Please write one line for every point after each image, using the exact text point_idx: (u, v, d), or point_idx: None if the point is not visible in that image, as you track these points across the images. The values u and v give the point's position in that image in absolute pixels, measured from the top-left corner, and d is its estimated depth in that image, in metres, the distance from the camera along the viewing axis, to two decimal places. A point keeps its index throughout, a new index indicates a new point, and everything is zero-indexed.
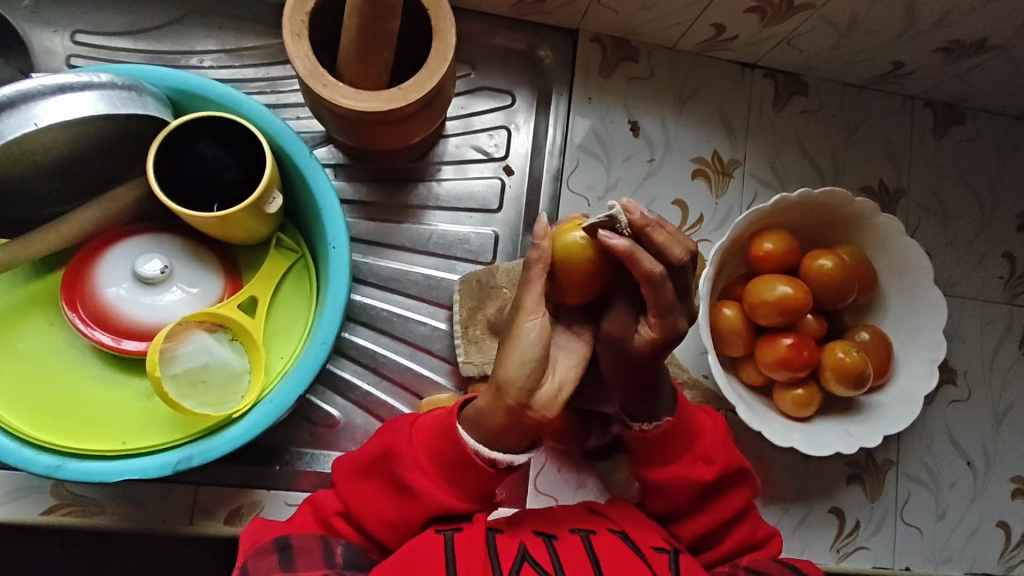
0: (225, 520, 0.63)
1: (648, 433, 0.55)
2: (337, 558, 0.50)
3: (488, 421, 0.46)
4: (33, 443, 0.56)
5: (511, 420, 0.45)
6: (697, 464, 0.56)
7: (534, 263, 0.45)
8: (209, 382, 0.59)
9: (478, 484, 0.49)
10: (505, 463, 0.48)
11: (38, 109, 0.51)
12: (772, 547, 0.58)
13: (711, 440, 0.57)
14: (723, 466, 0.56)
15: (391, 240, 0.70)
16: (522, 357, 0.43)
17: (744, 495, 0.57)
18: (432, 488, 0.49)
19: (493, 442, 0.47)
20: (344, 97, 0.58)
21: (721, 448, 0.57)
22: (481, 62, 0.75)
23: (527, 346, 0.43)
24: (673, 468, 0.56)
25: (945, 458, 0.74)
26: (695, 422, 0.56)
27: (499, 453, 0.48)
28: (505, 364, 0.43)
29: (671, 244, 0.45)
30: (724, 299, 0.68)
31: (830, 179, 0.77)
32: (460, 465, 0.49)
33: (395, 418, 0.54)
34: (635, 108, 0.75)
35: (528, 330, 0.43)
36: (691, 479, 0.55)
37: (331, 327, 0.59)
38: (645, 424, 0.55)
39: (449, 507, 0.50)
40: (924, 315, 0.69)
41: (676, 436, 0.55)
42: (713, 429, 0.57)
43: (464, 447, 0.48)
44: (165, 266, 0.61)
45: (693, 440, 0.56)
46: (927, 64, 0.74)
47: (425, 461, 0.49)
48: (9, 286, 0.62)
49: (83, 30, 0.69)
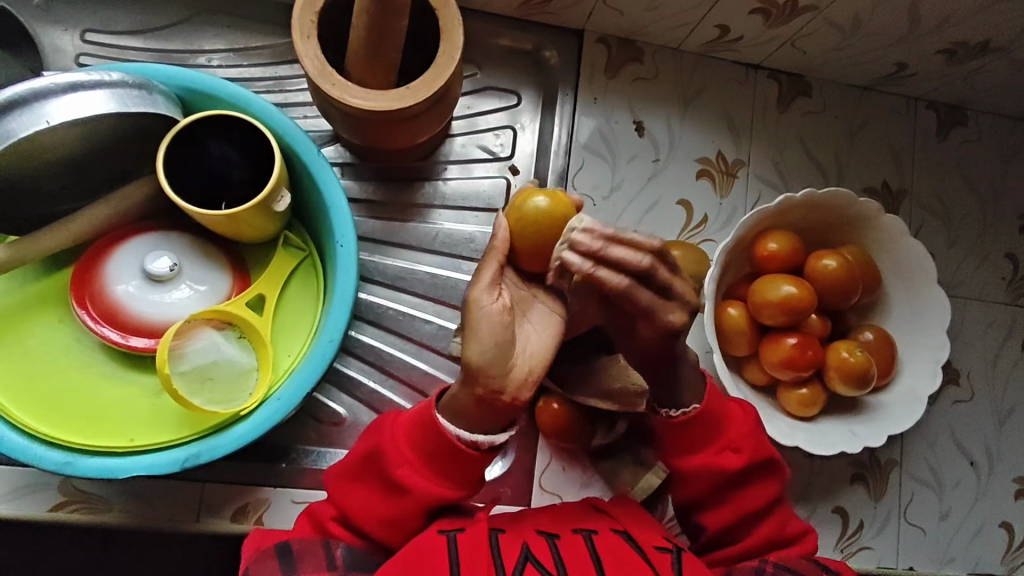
0: (232, 518, 0.63)
1: (675, 419, 0.55)
2: (338, 560, 0.50)
3: (463, 404, 0.46)
4: (42, 440, 0.56)
5: (480, 401, 0.45)
6: (724, 453, 0.56)
7: (491, 255, 0.45)
8: (218, 379, 0.59)
9: (463, 470, 0.49)
10: (487, 443, 0.48)
11: (49, 107, 0.52)
12: (802, 543, 0.58)
13: (738, 430, 0.56)
14: (751, 456, 0.56)
15: (397, 239, 0.71)
16: (482, 337, 0.42)
17: (773, 486, 0.57)
18: (423, 481, 0.50)
19: (473, 426, 0.47)
20: (353, 96, 0.58)
21: (748, 438, 0.56)
22: (487, 62, 0.75)
23: (484, 330, 0.42)
24: (698, 457, 0.56)
25: (948, 459, 0.74)
26: (723, 412, 0.56)
27: (479, 435, 0.48)
28: (468, 352, 0.43)
29: (634, 254, 0.43)
30: (729, 299, 0.69)
31: (834, 180, 0.78)
32: (440, 451, 0.49)
33: (378, 417, 0.54)
34: (640, 108, 0.75)
35: (483, 314, 0.43)
36: (719, 469, 0.56)
37: (339, 324, 0.59)
38: (672, 410, 0.55)
39: (441, 498, 0.50)
40: (927, 315, 0.69)
41: (703, 424, 0.55)
42: (740, 417, 0.57)
43: (445, 432, 0.48)
44: (173, 263, 0.62)
45: (721, 429, 0.56)
46: (930, 65, 0.75)
47: (410, 455, 0.50)
48: (18, 283, 0.62)
49: (92, 29, 0.70)
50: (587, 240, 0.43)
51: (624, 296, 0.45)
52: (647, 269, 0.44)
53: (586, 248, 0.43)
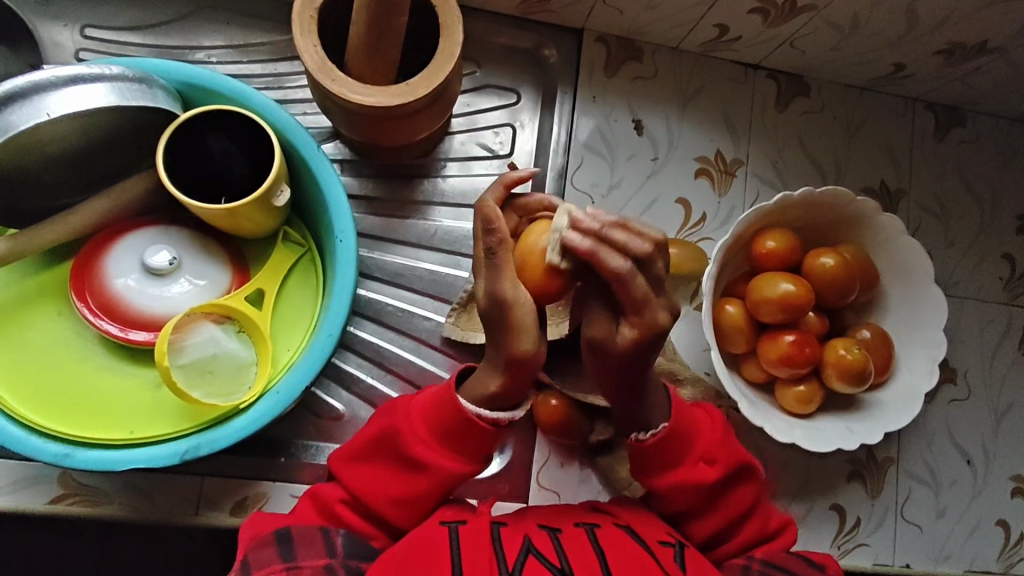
0: (230, 511, 0.63)
1: (646, 443, 0.55)
2: (337, 547, 0.50)
3: (499, 388, 0.50)
4: (38, 431, 0.56)
5: (520, 379, 0.50)
6: (700, 466, 0.56)
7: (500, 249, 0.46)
8: (217, 372, 0.60)
9: (476, 445, 0.51)
10: (507, 420, 0.51)
11: (50, 99, 0.52)
12: (785, 537, 0.59)
13: (709, 441, 0.56)
14: (727, 465, 0.56)
15: (396, 235, 0.71)
16: (528, 328, 0.47)
17: (752, 490, 0.58)
18: (438, 459, 0.51)
19: (494, 402, 0.51)
20: (353, 92, 0.58)
21: (723, 448, 0.57)
22: (487, 61, 0.75)
23: (529, 322, 0.47)
24: (674, 475, 0.55)
25: (945, 457, 0.74)
26: (692, 424, 0.56)
27: (500, 411, 0.51)
28: (517, 343, 0.48)
29: (631, 237, 0.45)
30: (727, 296, 0.69)
31: (832, 179, 0.78)
32: (457, 430, 0.51)
33: (390, 400, 0.55)
34: (639, 107, 0.76)
35: (524, 310, 0.47)
36: (697, 482, 0.55)
37: (337, 319, 0.59)
38: (642, 434, 0.55)
39: (453, 473, 0.52)
40: (924, 313, 0.70)
41: (673, 442, 0.55)
42: (710, 429, 0.57)
43: (466, 412, 0.50)
44: (173, 257, 0.62)
45: (693, 442, 0.56)
46: (927, 66, 0.75)
47: (424, 433, 0.51)
48: (17, 276, 0.62)
49: (92, 24, 0.70)
50: (589, 219, 0.46)
51: (620, 282, 0.45)
52: (647, 255, 0.45)
53: (587, 228, 0.46)
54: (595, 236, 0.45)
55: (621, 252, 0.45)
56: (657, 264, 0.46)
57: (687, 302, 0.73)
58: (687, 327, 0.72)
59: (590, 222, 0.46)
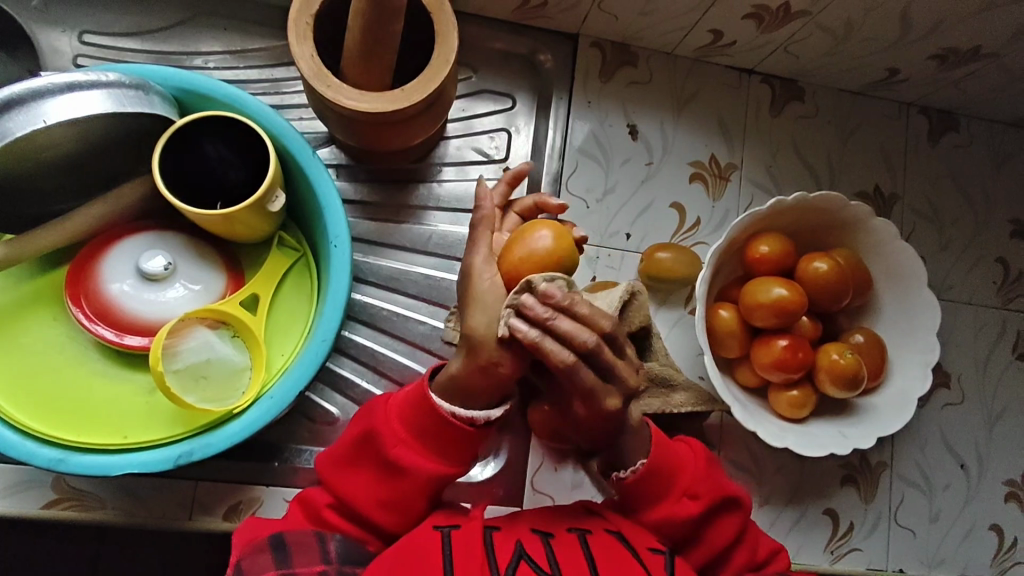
0: (224, 516, 0.64)
1: (626, 480, 0.56)
2: (331, 554, 0.50)
3: (464, 380, 0.51)
4: (33, 436, 0.56)
5: (483, 371, 0.50)
6: (683, 501, 0.56)
7: (482, 224, 0.53)
8: (212, 376, 0.60)
9: (458, 445, 0.52)
10: (482, 419, 0.52)
11: (46, 107, 0.52)
12: (777, 563, 0.58)
13: (693, 474, 0.57)
14: (711, 498, 0.56)
15: (392, 240, 0.71)
16: (488, 311, 0.50)
17: (738, 521, 0.57)
18: (419, 458, 0.52)
19: (462, 399, 0.52)
20: (349, 98, 0.58)
21: (706, 482, 0.57)
22: (483, 66, 0.76)
23: (490, 306, 0.50)
24: (659, 509, 0.56)
25: (938, 461, 0.75)
26: (676, 460, 0.56)
27: (476, 411, 0.52)
28: (472, 324, 0.50)
29: (577, 329, 0.48)
30: (721, 301, 0.69)
31: (826, 184, 0.78)
32: (438, 428, 0.51)
33: (370, 400, 0.56)
34: (634, 112, 0.76)
35: (487, 295, 0.50)
36: (680, 516, 0.55)
37: (332, 324, 0.59)
38: (623, 472, 0.56)
39: (436, 475, 0.52)
40: (917, 319, 0.70)
41: (654, 478, 0.55)
42: (694, 462, 0.57)
43: (440, 409, 0.51)
44: (168, 262, 0.62)
45: (676, 477, 0.56)
46: (921, 71, 0.75)
47: (405, 433, 0.52)
48: (14, 281, 0.63)
49: (90, 30, 0.70)
50: (539, 306, 0.48)
51: (566, 373, 0.49)
52: (591, 349, 0.49)
53: (534, 316, 0.47)
54: (542, 327, 0.48)
55: (567, 344, 0.48)
56: (602, 355, 0.50)
57: (680, 307, 0.73)
58: (680, 331, 0.72)
59: (543, 312, 0.47)
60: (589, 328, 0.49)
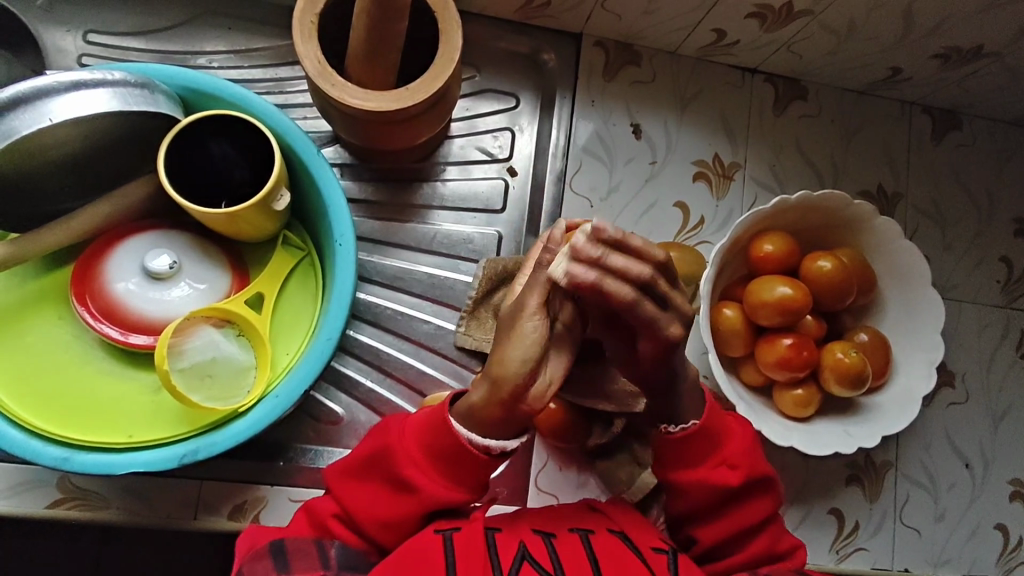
0: (229, 516, 0.63)
1: (674, 434, 0.55)
2: (332, 560, 0.51)
3: (483, 412, 0.49)
4: (39, 435, 0.56)
5: (502, 407, 0.48)
6: (721, 469, 0.56)
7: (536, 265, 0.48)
8: (216, 375, 0.60)
9: (471, 474, 0.51)
10: (497, 449, 0.50)
11: (52, 105, 0.52)
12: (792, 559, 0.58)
13: (738, 446, 0.56)
14: (748, 472, 0.56)
15: (396, 239, 0.71)
16: (521, 348, 0.47)
17: (768, 503, 0.57)
18: (428, 482, 0.50)
19: (484, 431, 0.50)
20: (354, 97, 0.58)
21: (747, 456, 0.56)
22: (486, 65, 0.76)
23: (524, 343, 0.47)
24: (697, 472, 0.56)
25: (943, 460, 0.75)
26: (723, 427, 0.56)
27: (492, 441, 0.50)
28: (502, 355, 0.47)
29: (632, 264, 0.46)
30: (725, 300, 0.69)
31: (829, 182, 0.78)
32: (452, 455, 0.50)
33: (385, 417, 0.55)
34: (637, 111, 0.76)
35: (525, 329, 0.47)
36: (717, 484, 0.55)
37: (337, 323, 0.59)
38: (672, 426, 0.56)
39: (442, 500, 0.51)
40: (921, 316, 0.70)
41: (704, 440, 0.55)
42: (740, 435, 0.57)
43: (458, 437, 0.49)
44: (173, 261, 0.62)
45: (719, 445, 0.56)
46: (924, 70, 0.76)
47: (418, 455, 0.51)
48: (19, 280, 0.62)
49: (94, 30, 0.70)
50: (587, 245, 0.45)
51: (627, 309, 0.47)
52: (648, 280, 0.46)
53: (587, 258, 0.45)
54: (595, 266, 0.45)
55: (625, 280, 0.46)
56: (660, 286, 0.47)
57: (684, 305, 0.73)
58: None
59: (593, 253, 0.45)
60: (644, 260, 0.46)
